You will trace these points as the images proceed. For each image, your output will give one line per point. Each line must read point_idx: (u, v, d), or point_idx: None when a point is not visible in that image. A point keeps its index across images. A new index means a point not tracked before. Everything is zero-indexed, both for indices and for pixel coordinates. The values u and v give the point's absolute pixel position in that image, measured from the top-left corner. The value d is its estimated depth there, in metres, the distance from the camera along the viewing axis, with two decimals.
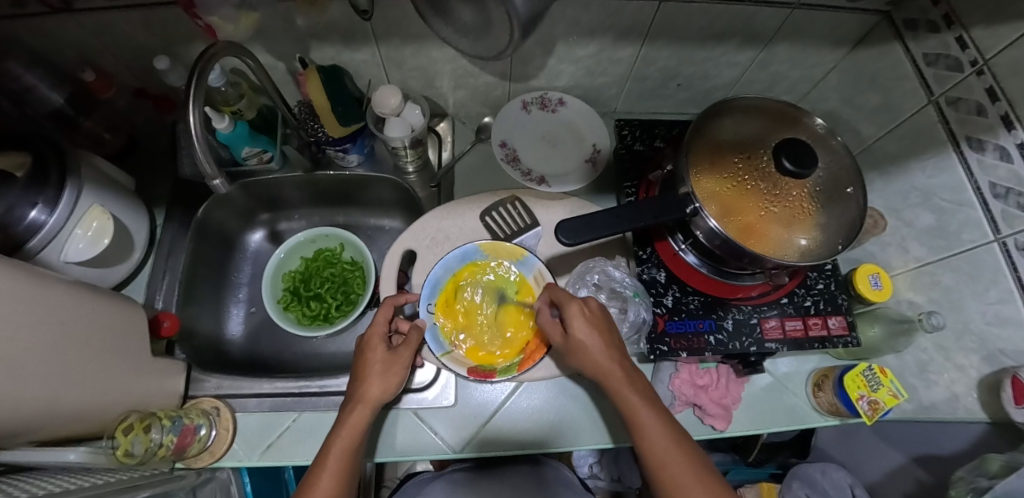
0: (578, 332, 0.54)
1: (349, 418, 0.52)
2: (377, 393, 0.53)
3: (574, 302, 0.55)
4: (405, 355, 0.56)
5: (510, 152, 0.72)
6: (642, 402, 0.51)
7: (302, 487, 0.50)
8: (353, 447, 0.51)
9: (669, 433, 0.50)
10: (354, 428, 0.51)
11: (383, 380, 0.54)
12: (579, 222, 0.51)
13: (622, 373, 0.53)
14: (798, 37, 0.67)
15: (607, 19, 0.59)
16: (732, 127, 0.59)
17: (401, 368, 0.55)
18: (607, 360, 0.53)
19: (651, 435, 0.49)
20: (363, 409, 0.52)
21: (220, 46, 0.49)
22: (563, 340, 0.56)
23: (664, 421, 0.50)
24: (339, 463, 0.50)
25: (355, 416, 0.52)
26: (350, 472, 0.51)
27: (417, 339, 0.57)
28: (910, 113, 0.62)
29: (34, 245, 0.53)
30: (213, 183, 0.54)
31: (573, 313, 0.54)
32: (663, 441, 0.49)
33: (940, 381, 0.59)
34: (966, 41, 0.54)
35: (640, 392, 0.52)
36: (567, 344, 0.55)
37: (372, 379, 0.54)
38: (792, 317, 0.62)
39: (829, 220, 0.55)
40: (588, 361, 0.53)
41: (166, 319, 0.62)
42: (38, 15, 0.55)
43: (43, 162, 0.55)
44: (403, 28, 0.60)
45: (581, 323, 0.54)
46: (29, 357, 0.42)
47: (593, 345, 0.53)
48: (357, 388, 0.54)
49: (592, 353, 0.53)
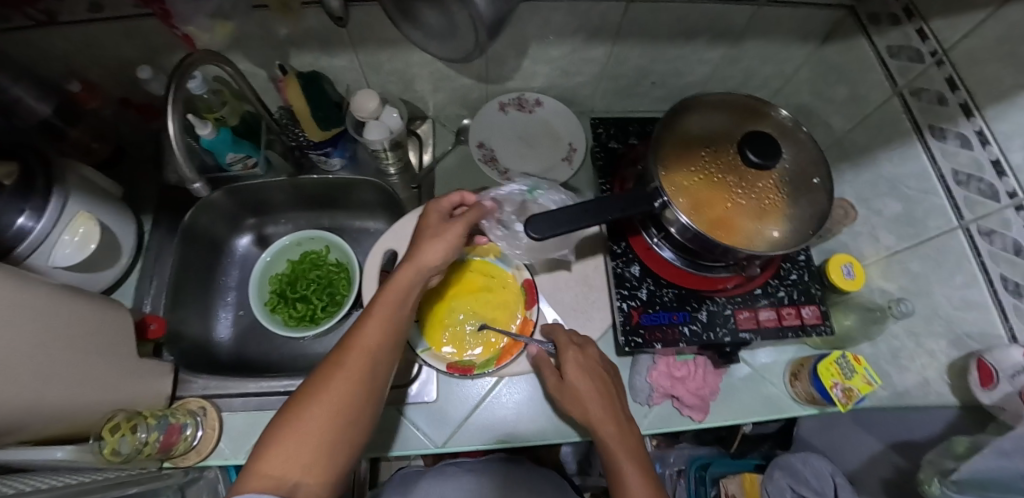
0: (576, 379, 0.55)
1: (392, 283, 0.50)
2: (428, 258, 0.52)
3: (570, 349, 0.57)
4: (458, 226, 0.54)
5: (487, 152, 0.73)
6: (627, 454, 0.51)
7: (336, 351, 0.47)
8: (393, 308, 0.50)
9: (648, 488, 0.49)
10: (398, 298, 0.50)
11: (436, 252, 0.52)
12: (547, 218, 0.51)
13: (613, 428, 0.52)
14: (767, 33, 0.68)
15: (577, 19, 0.61)
16: (701, 121, 0.60)
17: (452, 236, 0.53)
18: (600, 413, 0.53)
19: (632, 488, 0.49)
20: (411, 268, 0.51)
21: (198, 54, 0.51)
22: (558, 386, 0.56)
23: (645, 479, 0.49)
24: (381, 326, 0.48)
25: (401, 277, 0.51)
26: (391, 338, 0.49)
27: (476, 217, 0.55)
28: (877, 105, 0.63)
29: (22, 251, 0.55)
30: (194, 187, 0.54)
31: (569, 360, 0.56)
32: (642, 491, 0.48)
33: (913, 367, 0.61)
34: (926, 33, 0.55)
35: (626, 447, 0.51)
36: (563, 389, 0.56)
37: (426, 242, 0.53)
38: (766, 307, 0.63)
39: (796, 210, 0.56)
40: (581, 411, 0.54)
41: (153, 322, 0.64)
42: (23, 26, 0.57)
43: (30, 172, 0.57)
44: (378, 34, 0.62)
45: (574, 368, 0.56)
46: (18, 357, 0.44)
47: (587, 392, 0.54)
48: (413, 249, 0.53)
49: (588, 403, 0.54)
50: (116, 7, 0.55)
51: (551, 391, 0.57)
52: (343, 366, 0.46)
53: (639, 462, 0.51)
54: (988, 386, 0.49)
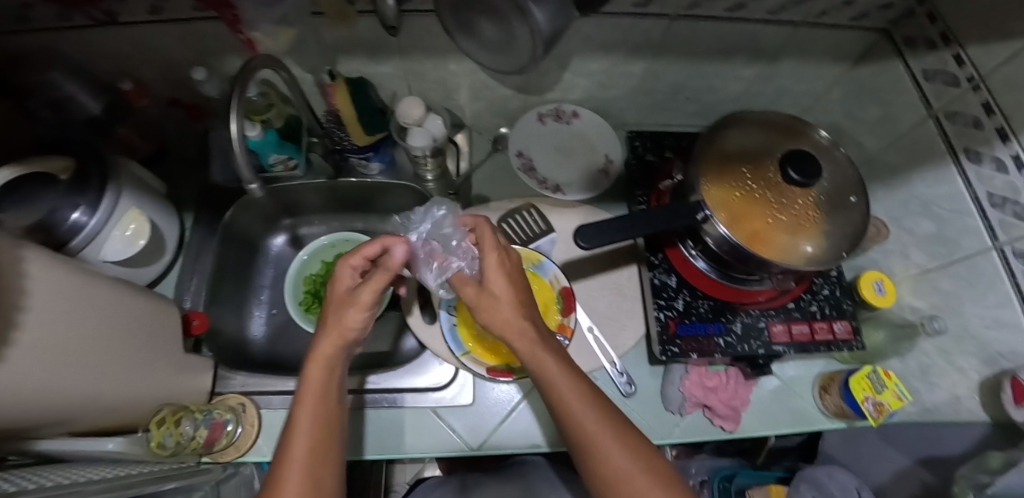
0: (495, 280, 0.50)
1: (306, 381, 0.44)
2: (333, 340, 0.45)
3: (492, 253, 0.50)
4: (366, 292, 0.45)
5: (526, 161, 0.74)
6: (613, 438, 0.45)
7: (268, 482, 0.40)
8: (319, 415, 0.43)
9: (641, 467, 0.44)
10: (315, 402, 0.44)
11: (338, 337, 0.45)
12: (594, 228, 0.52)
13: (592, 414, 0.46)
14: (802, 53, 0.70)
15: (620, 35, 0.63)
16: (740, 138, 0.61)
17: (363, 307, 0.45)
18: (572, 395, 0.47)
19: (620, 469, 0.44)
20: (318, 364, 0.45)
21: (257, 60, 0.52)
22: (475, 295, 0.50)
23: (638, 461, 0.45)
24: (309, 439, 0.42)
25: (315, 377, 0.45)
26: (328, 445, 0.43)
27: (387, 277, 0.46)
28: (910, 126, 0.64)
29: (75, 245, 0.56)
30: (250, 187, 0.57)
31: (490, 266, 0.50)
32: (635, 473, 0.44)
33: (942, 383, 0.62)
34: (963, 58, 0.56)
35: (609, 427, 0.46)
36: (478, 295, 0.50)
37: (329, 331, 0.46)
38: (798, 321, 0.64)
39: (833, 228, 0.57)
40: (493, 317, 0.49)
41: (196, 318, 0.65)
42: (84, 27, 0.59)
43: (85, 167, 0.59)
44: (425, 43, 0.64)
45: (497, 276, 0.50)
46: (73, 349, 0.45)
47: (506, 313, 0.49)
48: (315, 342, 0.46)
49: (502, 308, 0.49)
50: (175, 11, 0.57)
51: (467, 299, 0.51)
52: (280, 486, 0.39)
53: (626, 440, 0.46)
54: (1021, 403, 0.50)
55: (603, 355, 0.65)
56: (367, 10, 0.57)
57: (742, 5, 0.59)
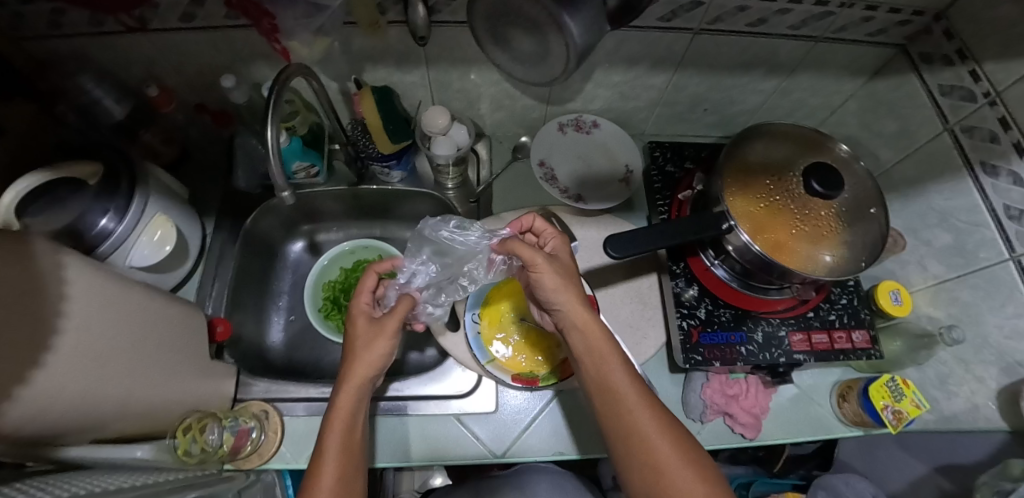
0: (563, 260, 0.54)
1: (338, 402, 0.48)
2: (364, 365, 0.49)
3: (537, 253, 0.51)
4: (393, 320, 0.51)
5: (548, 172, 0.74)
6: (660, 432, 0.47)
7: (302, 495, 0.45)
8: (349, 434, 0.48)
9: (674, 450, 0.46)
10: (348, 413, 0.48)
11: (368, 364, 0.50)
12: (626, 236, 0.54)
13: (642, 408, 0.48)
14: (819, 67, 0.71)
15: (644, 48, 0.64)
16: (762, 150, 0.63)
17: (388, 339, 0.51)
18: (628, 385, 0.49)
19: (665, 463, 0.45)
20: (349, 391, 0.49)
21: (293, 67, 0.53)
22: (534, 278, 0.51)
23: (682, 458, 0.46)
24: (339, 460, 0.46)
25: (347, 396, 0.48)
26: (353, 461, 0.47)
27: (405, 310, 0.53)
28: (927, 140, 0.66)
29: (103, 250, 0.57)
30: (282, 194, 0.56)
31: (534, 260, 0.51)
32: (678, 466, 0.45)
33: (960, 392, 0.63)
34: (979, 74, 0.58)
35: (657, 420, 0.47)
36: (550, 268, 0.51)
37: (359, 360, 0.50)
38: (818, 330, 0.65)
39: (854, 238, 0.58)
40: (561, 296, 0.51)
41: (219, 324, 0.65)
42: (117, 32, 0.60)
43: (114, 172, 0.59)
44: (452, 53, 0.65)
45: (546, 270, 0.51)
46: (111, 354, 0.45)
47: (572, 294, 0.51)
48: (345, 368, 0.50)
49: (566, 289, 0.51)
50: (209, 18, 0.58)
51: (537, 267, 0.51)
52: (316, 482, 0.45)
53: (672, 439, 0.47)
54: None
55: None
56: (398, 20, 0.58)
57: (764, 20, 0.61)
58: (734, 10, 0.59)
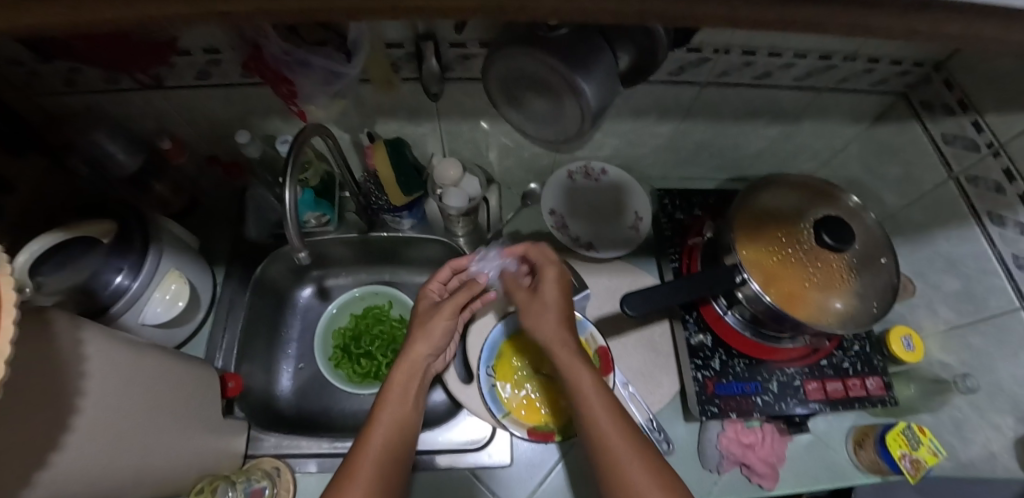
0: (548, 293, 0.59)
1: (395, 375, 0.57)
2: (423, 346, 0.59)
3: (552, 267, 0.60)
4: (446, 306, 0.60)
5: (558, 219, 0.74)
6: (619, 432, 0.50)
7: (351, 453, 0.51)
8: (403, 406, 0.55)
9: (641, 459, 0.49)
10: (402, 383, 0.57)
11: (428, 343, 0.59)
12: (641, 294, 0.54)
13: (607, 415, 0.51)
14: (822, 114, 0.73)
15: (651, 99, 0.66)
16: (772, 200, 0.63)
17: (443, 319, 0.60)
18: (594, 395, 0.52)
19: (627, 467, 0.49)
20: (406, 366, 0.58)
21: (311, 128, 0.54)
22: (526, 299, 0.60)
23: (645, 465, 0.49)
24: (393, 418, 0.54)
25: (405, 367, 0.58)
26: (400, 428, 0.54)
27: (463, 297, 0.61)
28: (931, 186, 0.67)
29: (117, 309, 0.56)
30: (299, 255, 0.56)
31: (546, 278, 0.59)
32: (635, 464, 0.49)
33: (976, 439, 0.62)
34: (982, 125, 0.59)
35: (619, 424, 0.51)
36: (529, 301, 0.59)
37: (418, 341, 0.59)
38: (832, 378, 0.65)
39: (867, 289, 0.59)
40: (539, 327, 0.57)
41: (230, 381, 0.64)
42: (133, 90, 0.61)
43: (128, 228, 0.59)
44: (463, 107, 0.66)
45: (550, 284, 0.59)
46: (128, 424, 0.45)
47: (551, 325, 0.57)
48: (406, 348, 0.59)
49: (546, 322, 0.57)
50: (225, 75, 0.60)
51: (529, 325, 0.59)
52: (368, 438, 0.52)
53: (637, 445, 0.50)
54: None
55: (638, 411, 0.65)
56: (411, 77, 0.59)
57: (768, 73, 0.63)
58: (740, 65, 0.61)
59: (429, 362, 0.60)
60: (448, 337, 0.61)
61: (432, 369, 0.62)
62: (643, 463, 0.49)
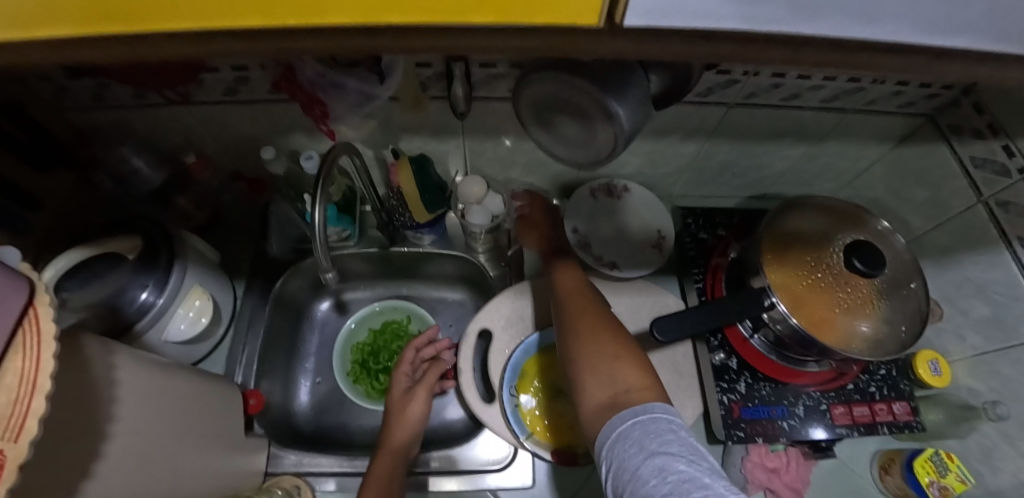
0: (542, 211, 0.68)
1: (377, 458, 0.60)
2: (400, 431, 0.64)
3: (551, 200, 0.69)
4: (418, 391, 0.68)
5: (581, 237, 0.73)
6: (593, 319, 0.49)
7: None
8: (388, 480, 0.57)
9: (601, 323, 0.49)
10: (387, 470, 0.59)
11: (404, 428, 0.64)
12: (670, 318, 0.53)
13: (582, 298, 0.52)
14: (848, 135, 0.72)
15: (678, 119, 0.66)
16: (800, 224, 0.63)
17: (418, 403, 0.66)
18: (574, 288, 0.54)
19: (594, 336, 0.47)
20: (387, 448, 0.61)
21: (340, 147, 0.54)
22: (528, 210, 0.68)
23: (614, 337, 0.47)
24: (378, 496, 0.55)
25: (386, 451, 0.61)
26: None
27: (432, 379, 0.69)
28: (960, 210, 0.66)
29: (142, 326, 0.56)
30: (326, 275, 0.55)
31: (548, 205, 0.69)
32: (596, 327, 0.48)
33: (1004, 466, 0.61)
34: (1013, 150, 0.59)
35: (596, 310, 0.51)
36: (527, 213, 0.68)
37: (396, 426, 0.64)
38: (859, 403, 0.64)
39: (897, 316, 0.58)
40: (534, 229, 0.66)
41: (253, 398, 0.65)
42: (162, 106, 0.61)
43: (153, 244, 0.59)
44: (488, 125, 0.66)
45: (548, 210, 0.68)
46: (155, 447, 0.45)
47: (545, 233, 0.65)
48: (384, 436, 0.64)
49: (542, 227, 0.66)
50: (254, 93, 0.60)
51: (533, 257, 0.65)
52: None
53: (609, 325, 0.49)
54: None
55: None
56: (439, 96, 0.59)
57: (797, 95, 0.62)
58: (769, 87, 0.60)
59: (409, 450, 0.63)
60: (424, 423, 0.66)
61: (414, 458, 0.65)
62: (616, 344, 0.47)
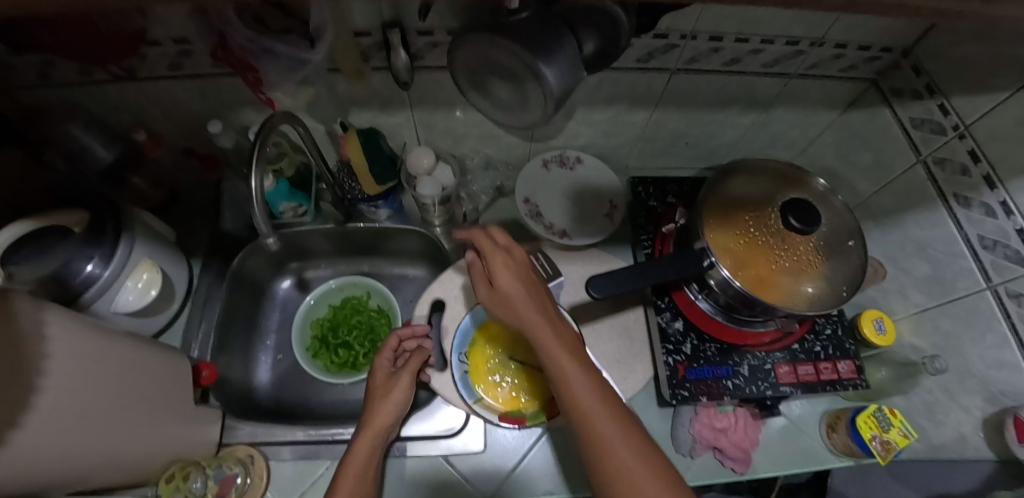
0: (505, 283, 0.52)
1: (356, 445, 0.56)
2: (383, 415, 0.58)
3: (498, 250, 0.53)
4: (405, 377, 0.61)
5: (534, 208, 0.74)
6: (597, 404, 0.47)
7: None
8: (365, 472, 0.54)
9: (623, 441, 0.45)
10: (365, 459, 0.55)
11: (388, 410, 0.59)
12: (607, 276, 0.54)
13: (574, 369, 0.49)
14: (794, 102, 0.73)
15: (622, 87, 0.66)
16: (741, 186, 0.64)
17: (405, 388, 0.61)
18: (564, 360, 0.49)
19: (603, 433, 0.46)
20: (367, 434, 0.57)
21: (279, 115, 0.54)
22: (488, 294, 0.53)
23: (619, 426, 0.46)
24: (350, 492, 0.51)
25: (364, 439, 0.56)
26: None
27: (419, 365, 0.63)
28: (901, 171, 0.67)
29: (89, 297, 0.56)
30: (267, 240, 0.57)
31: (495, 261, 0.53)
32: (626, 454, 0.45)
33: (948, 421, 0.63)
34: (948, 108, 0.59)
35: (593, 392, 0.48)
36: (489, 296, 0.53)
37: (379, 407, 0.59)
38: (803, 361, 0.65)
39: (835, 272, 0.59)
40: (512, 311, 0.51)
41: (205, 368, 0.64)
42: (104, 82, 0.61)
43: (100, 219, 0.59)
44: (436, 96, 0.67)
45: (503, 272, 0.52)
46: (95, 409, 0.45)
47: (523, 304, 0.51)
48: (366, 415, 0.59)
49: (518, 306, 0.51)
50: (196, 67, 0.60)
51: (483, 300, 0.54)
52: None
53: (608, 404, 0.47)
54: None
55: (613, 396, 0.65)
56: (382, 66, 0.60)
57: (737, 60, 0.63)
58: (708, 51, 0.61)
59: (388, 432, 0.60)
60: (409, 405, 0.62)
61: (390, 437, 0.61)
62: (625, 440, 0.45)
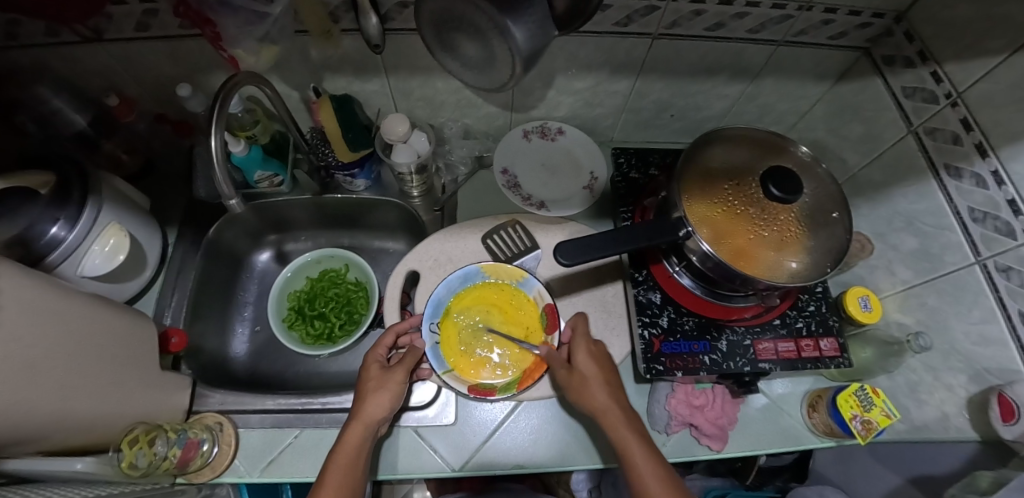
0: (584, 365, 0.57)
1: (344, 439, 0.52)
2: (375, 409, 0.54)
3: (582, 341, 0.59)
4: (399, 372, 0.57)
5: (511, 179, 0.75)
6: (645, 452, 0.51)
7: None
8: (353, 466, 0.50)
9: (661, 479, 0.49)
10: (353, 452, 0.51)
11: (380, 404, 0.54)
12: (576, 244, 0.53)
13: (618, 412, 0.53)
14: (783, 71, 0.71)
15: (602, 54, 0.64)
16: (721, 156, 0.62)
17: (399, 382, 0.56)
18: (611, 402, 0.54)
19: (638, 461, 0.50)
20: (358, 425, 0.53)
21: (242, 75, 0.53)
22: (567, 376, 0.57)
23: (655, 464, 0.50)
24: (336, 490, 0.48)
25: (353, 434, 0.52)
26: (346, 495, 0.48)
27: (414, 360, 0.59)
28: (891, 143, 0.65)
29: (52, 260, 0.55)
30: (230, 202, 0.55)
31: (578, 348, 0.58)
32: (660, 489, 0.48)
33: (931, 400, 0.61)
34: (940, 75, 0.56)
35: (631, 427, 0.52)
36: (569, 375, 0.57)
37: (370, 398, 0.55)
38: (785, 338, 0.63)
39: (817, 244, 0.57)
40: (586, 396, 0.55)
41: (174, 335, 0.64)
42: (69, 44, 0.60)
43: (66, 182, 0.58)
44: (410, 62, 0.65)
45: (583, 355, 0.58)
46: (47, 366, 0.44)
47: (597, 384, 0.55)
48: (356, 405, 0.55)
49: (592, 381, 0.55)
50: (162, 27, 0.58)
51: (560, 380, 0.57)
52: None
53: (648, 447, 0.51)
54: (1009, 421, 0.50)
55: None
56: (351, 29, 0.58)
57: (721, 24, 0.60)
58: (691, 14, 0.58)
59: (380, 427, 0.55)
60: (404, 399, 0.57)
61: (382, 430, 0.57)
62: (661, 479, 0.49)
